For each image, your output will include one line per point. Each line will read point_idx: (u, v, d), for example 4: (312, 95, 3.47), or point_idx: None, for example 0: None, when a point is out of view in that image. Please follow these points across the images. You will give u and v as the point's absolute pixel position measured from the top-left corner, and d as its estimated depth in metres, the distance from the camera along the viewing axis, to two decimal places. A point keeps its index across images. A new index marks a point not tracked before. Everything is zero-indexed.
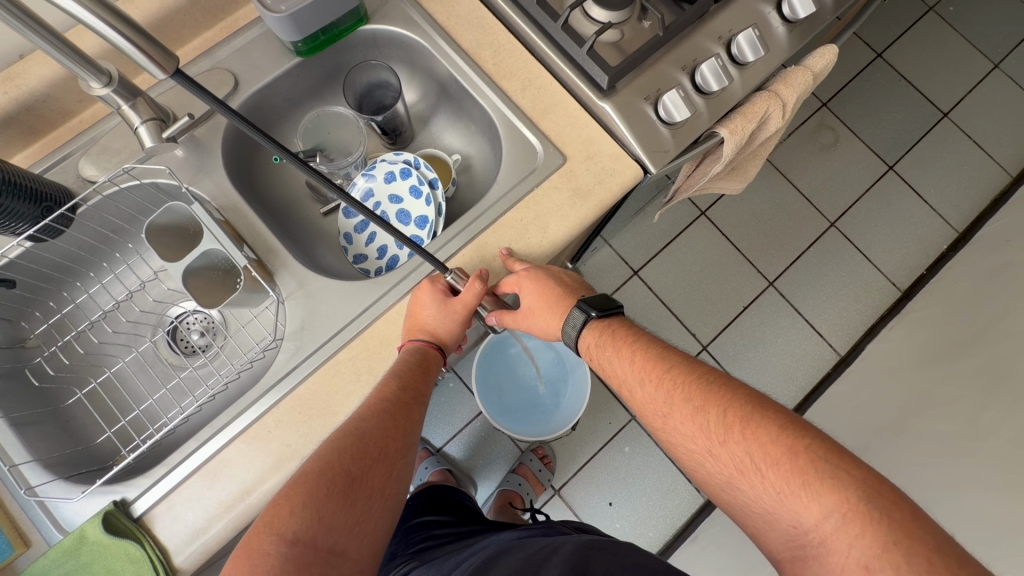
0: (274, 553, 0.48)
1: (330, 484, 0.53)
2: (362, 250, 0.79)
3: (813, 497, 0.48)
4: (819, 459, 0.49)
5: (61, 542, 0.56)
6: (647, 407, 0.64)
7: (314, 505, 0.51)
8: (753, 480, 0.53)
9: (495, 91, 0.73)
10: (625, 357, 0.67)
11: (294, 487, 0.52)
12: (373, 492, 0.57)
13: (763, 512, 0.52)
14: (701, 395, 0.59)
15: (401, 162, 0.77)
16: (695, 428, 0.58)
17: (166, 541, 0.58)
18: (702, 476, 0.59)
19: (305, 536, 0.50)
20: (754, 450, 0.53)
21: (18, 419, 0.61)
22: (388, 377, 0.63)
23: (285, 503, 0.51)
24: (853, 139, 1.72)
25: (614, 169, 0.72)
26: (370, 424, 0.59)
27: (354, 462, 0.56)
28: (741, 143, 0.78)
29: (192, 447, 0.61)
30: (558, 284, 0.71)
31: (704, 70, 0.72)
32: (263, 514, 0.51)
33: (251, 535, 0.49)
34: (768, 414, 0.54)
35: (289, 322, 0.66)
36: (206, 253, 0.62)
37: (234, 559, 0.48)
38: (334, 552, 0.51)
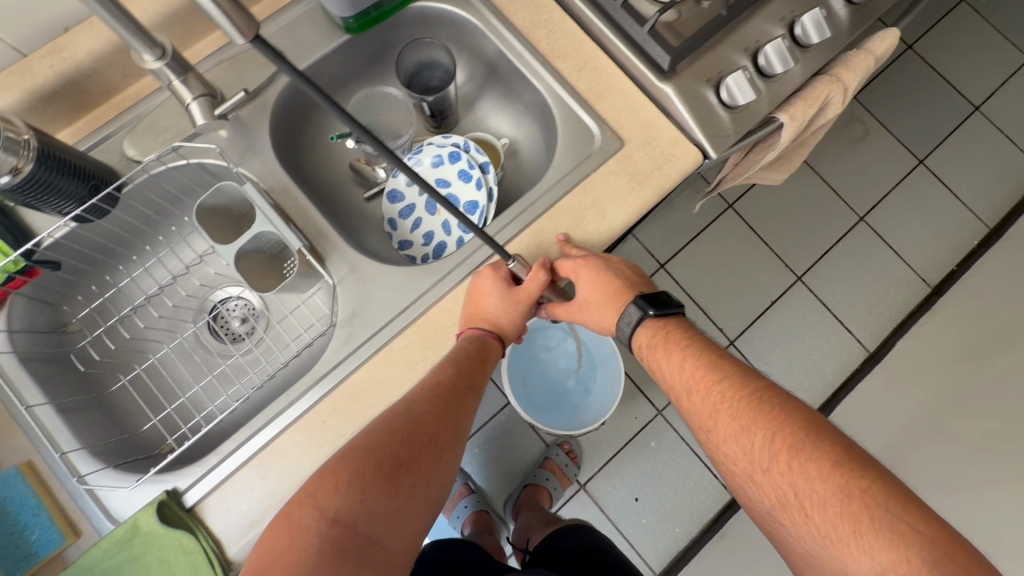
0: (314, 531, 0.46)
1: (377, 468, 0.51)
2: (407, 236, 0.76)
3: (865, 551, 0.44)
4: (876, 509, 0.45)
5: (114, 532, 0.54)
6: (694, 416, 0.62)
7: (359, 486, 0.49)
8: (797, 517, 0.50)
9: (550, 72, 0.71)
10: (675, 361, 0.64)
11: (342, 463, 0.50)
12: (418, 481, 0.54)
13: (806, 550, 0.50)
14: (749, 414, 0.56)
15: (450, 146, 0.75)
16: (739, 449, 0.56)
17: (219, 532, 0.57)
18: (747, 499, 0.57)
19: (346, 518, 0.47)
20: (801, 486, 0.49)
21: (64, 405, 0.59)
22: (443, 363, 0.61)
23: (330, 479, 0.49)
24: (883, 132, 1.69)
25: (672, 154, 0.69)
26: (422, 407, 0.57)
27: (401, 447, 0.53)
28: (799, 129, 0.75)
29: (245, 436, 0.59)
30: (615, 275, 0.68)
31: (769, 51, 0.69)
32: (306, 487, 0.49)
33: (292, 506, 0.47)
34: (826, 448, 0.50)
35: (342, 308, 0.64)
36: (258, 235, 0.60)
37: (273, 530, 0.46)
38: (371, 540, 0.48)
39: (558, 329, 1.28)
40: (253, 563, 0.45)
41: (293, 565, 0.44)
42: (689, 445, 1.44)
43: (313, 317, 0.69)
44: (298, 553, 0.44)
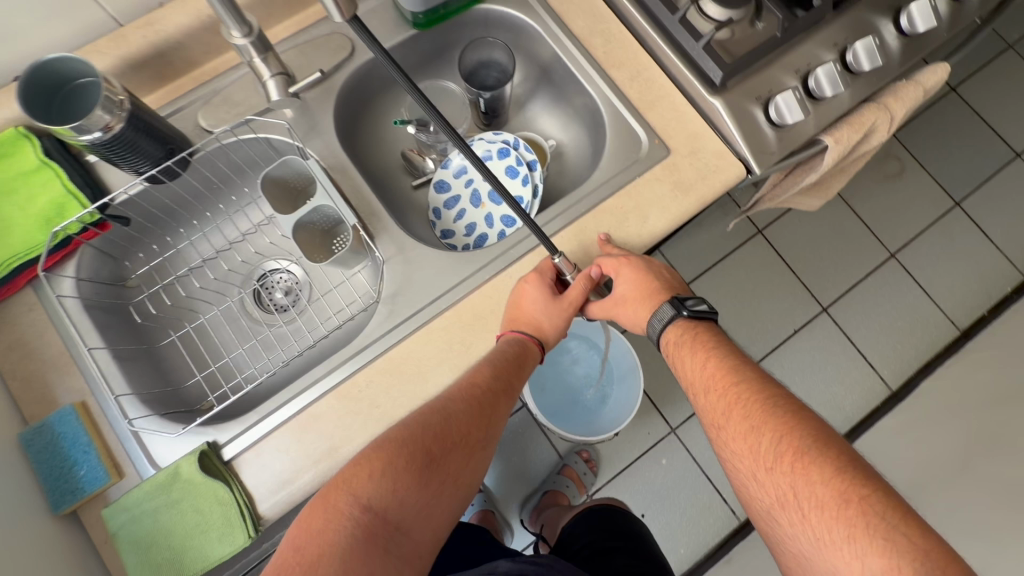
0: (348, 514, 0.48)
1: (412, 460, 0.53)
2: (450, 225, 0.79)
3: (856, 553, 0.46)
4: (872, 514, 0.47)
5: (155, 476, 0.57)
6: (706, 414, 0.64)
7: (392, 476, 0.51)
8: (793, 516, 0.52)
9: (604, 79, 0.74)
10: (698, 361, 0.65)
11: (381, 452, 0.52)
12: (447, 478, 0.56)
13: (797, 548, 0.52)
14: (761, 416, 0.57)
15: (500, 142, 0.77)
16: (747, 447, 0.57)
17: (252, 487, 0.59)
18: (746, 498, 0.59)
19: (379, 505, 0.50)
20: (803, 488, 0.51)
21: (120, 353, 0.62)
22: (482, 362, 0.63)
23: (367, 466, 0.51)
24: (920, 172, 1.68)
25: (717, 166, 0.71)
26: (457, 407, 0.59)
27: (435, 441, 0.56)
28: (843, 153, 0.76)
29: (284, 398, 0.61)
30: (653, 276, 0.69)
31: (820, 74, 0.71)
32: (343, 471, 0.51)
33: (331, 489, 0.50)
34: (832, 456, 0.52)
35: (386, 285, 0.66)
36: (317, 208, 0.63)
37: (310, 510, 0.48)
38: (400, 530, 0.50)
39: (583, 337, 1.29)
40: (290, 537, 0.47)
41: (330, 544, 0.45)
42: (699, 467, 1.43)
43: (356, 294, 0.72)
44: (333, 531, 0.46)
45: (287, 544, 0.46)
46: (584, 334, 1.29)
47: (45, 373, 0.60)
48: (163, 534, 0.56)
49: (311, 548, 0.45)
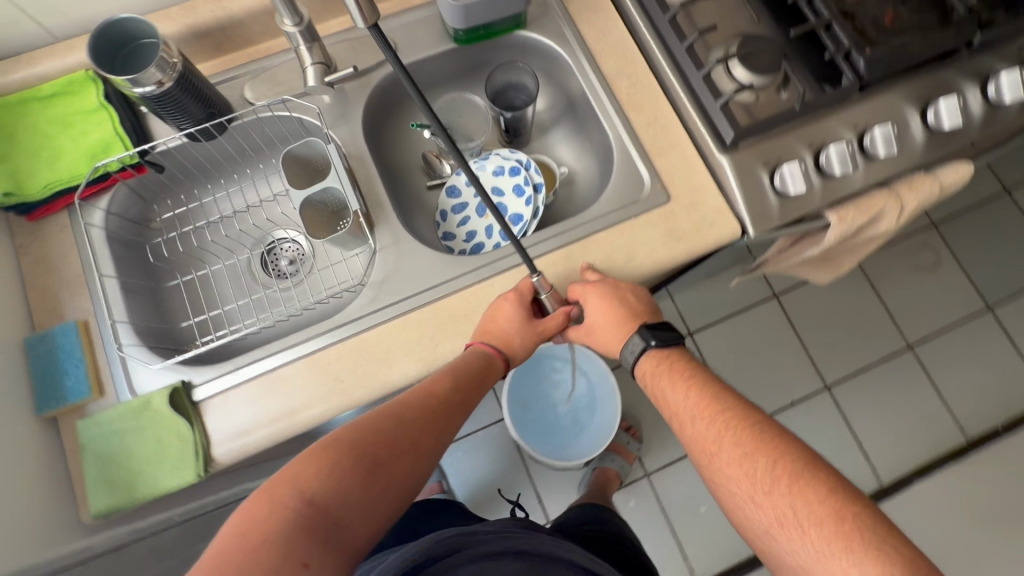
0: (290, 506, 0.48)
1: (358, 463, 0.54)
2: (452, 230, 0.83)
3: (853, 563, 0.47)
4: (864, 528, 0.48)
5: (130, 401, 0.62)
6: (695, 444, 0.64)
7: (337, 473, 0.52)
8: (791, 533, 0.52)
9: (621, 119, 0.77)
10: (680, 391, 0.66)
11: (325, 453, 0.53)
12: (392, 484, 0.56)
13: (798, 563, 0.52)
14: (752, 441, 0.58)
15: (513, 160, 0.82)
16: (741, 472, 0.57)
17: (211, 430, 0.63)
18: (741, 519, 0.59)
19: (321, 499, 0.50)
20: (799, 506, 0.52)
21: (127, 285, 0.68)
22: (442, 374, 0.65)
23: (312, 463, 0.52)
24: (954, 268, 1.63)
25: (713, 221, 0.73)
26: (410, 413, 0.60)
27: (384, 446, 0.56)
28: (847, 233, 0.77)
29: (260, 355, 0.66)
30: (628, 308, 0.69)
31: (832, 151, 0.73)
32: (288, 469, 0.52)
33: (276, 483, 0.50)
34: (822, 476, 0.53)
35: (375, 271, 0.70)
36: (325, 189, 0.68)
37: (251, 502, 0.48)
38: (339, 524, 0.49)
39: (559, 361, 1.31)
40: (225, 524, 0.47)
41: (268, 530, 0.45)
42: (666, 517, 1.41)
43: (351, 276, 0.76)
44: (274, 519, 0.46)
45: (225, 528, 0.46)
46: (561, 358, 1.31)
47: (58, 290, 0.66)
48: (125, 455, 0.61)
49: (248, 533, 0.45)
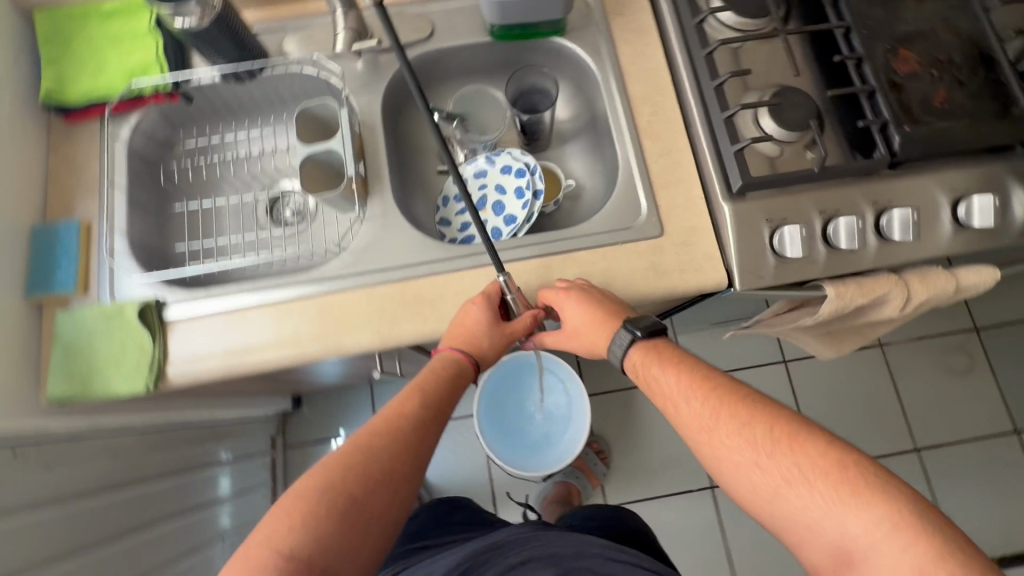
0: (271, 567, 0.49)
1: (332, 508, 0.53)
2: (449, 217, 0.84)
3: (863, 505, 0.46)
4: (867, 472, 0.48)
5: (107, 304, 0.67)
6: (686, 425, 0.58)
7: (312, 523, 0.51)
8: (800, 491, 0.49)
9: (635, 143, 0.76)
10: (672, 374, 0.60)
11: (297, 504, 0.53)
12: (374, 518, 0.55)
13: (804, 520, 0.49)
14: (747, 408, 0.54)
15: (522, 162, 0.83)
16: (742, 443, 0.53)
17: (171, 350, 0.66)
18: (742, 495, 0.54)
19: (302, 552, 0.50)
20: (803, 462, 0.50)
21: (134, 199, 0.73)
22: (412, 395, 0.64)
23: (286, 519, 0.52)
24: (988, 380, 1.51)
25: (701, 266, 0.71)
26: (380, 444, 0.58)
27: (359, 484, 0.55)
28: (842, 310, 0.73)
29: (233, 291, 0.69)
30: (606, 309, 0.65)
31: (840, 223, 0.69)
32: (263, 526, 0.52)
33: (254, 545, 0.50)
34: (814, 430, 0.52)
35: (359, 239, 0.72)
36: (328, 150, 0.71)
37: (234, 568, 0.50)
38: (326, 571, 0.50)
39: (526, 371, 1.31)
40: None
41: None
42: None
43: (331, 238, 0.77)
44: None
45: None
46: (527, 367, 1.30)
47: (75, 189, 0.72)
48: (89, 352, 0.65)
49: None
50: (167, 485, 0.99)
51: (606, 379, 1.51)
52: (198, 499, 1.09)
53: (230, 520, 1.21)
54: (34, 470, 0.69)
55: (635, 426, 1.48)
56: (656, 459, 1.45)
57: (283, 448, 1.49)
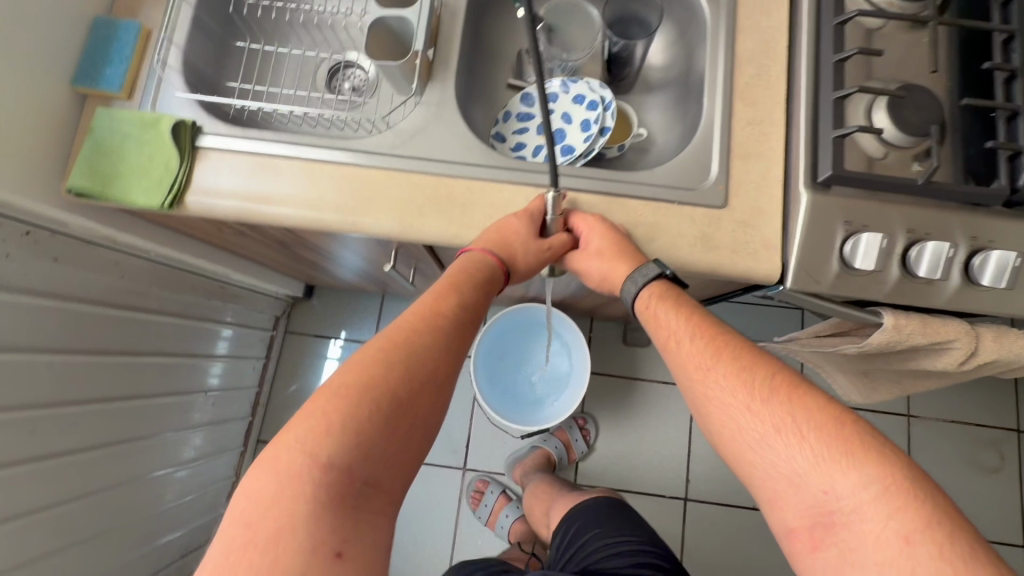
0: (305, 478, 0.43)
1: (374, 412, 0.47)
2: (505, 133, 0.80)
3: (855, 465, 0.45)
4: (864, 434, 0.47)
5: (145, 113, 0.65)
6: (681, 364, 0.57)
7: (351, 432, 0.45)
8: (790, 441, 0.48)
9: (726, 101, 0.69)
10: (680, 317, 0.59)
11: (332, 405, 0.46)
12: (416, 424, 0.49)
13: (788, 474, 0.48)
14: (749, 355, 0.54)
15: (597, 95, 0.76)
16: (738, 385, 0.52)
17: (195, 177, 0.65)
18: (725, 442, 0.53)
19: (338, 463, 0.44)
20: (800, 413, 0.49)
21: (200, 18, 0.72)
22: (448, 293, 0.58)
23: (320, 426, 0.45)
24: (1016, 489, 1.39)
25: (755, 250, 0.64)
26: (424, 350, 0.52)
27: (403, 385, 0.49)
28: (893, 344, 0.66)
29: (268, 137, 0.67)
30: (627, 241, 0.63)
31: (927, 248, 0.61)
32: (291, 431, 0.45)
33: (283, 453, 0.44)
34: (811, 386, 0.52)
35: (408, 121, 0.69)
36: (401, 19, 0.67)
37: (255, 475, 0.44)
38: (365, 485, 0.45)
39: (531, 329, 1.28)
40: (236, 511, 0.42)
41: (290, 512, 0.42)
42: None
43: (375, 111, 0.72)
44: (292, 500, 0.42)
45: (242, 523, 0.42)
46: (533, 324, 1.27)
47: None
48: (116, 156, 0.64)
49: (262, 529, 0.41)
50: (167, 322, 1.01)
51: (612, 362, 1.46)
52: (195, 348, 1.12)
53: (218, 379, 1.25)
54: (40, 257, 0.70)
55: (627, 416, 1.43)
56: (638, 455, 1.41)
57: (284, 331, 1.52)
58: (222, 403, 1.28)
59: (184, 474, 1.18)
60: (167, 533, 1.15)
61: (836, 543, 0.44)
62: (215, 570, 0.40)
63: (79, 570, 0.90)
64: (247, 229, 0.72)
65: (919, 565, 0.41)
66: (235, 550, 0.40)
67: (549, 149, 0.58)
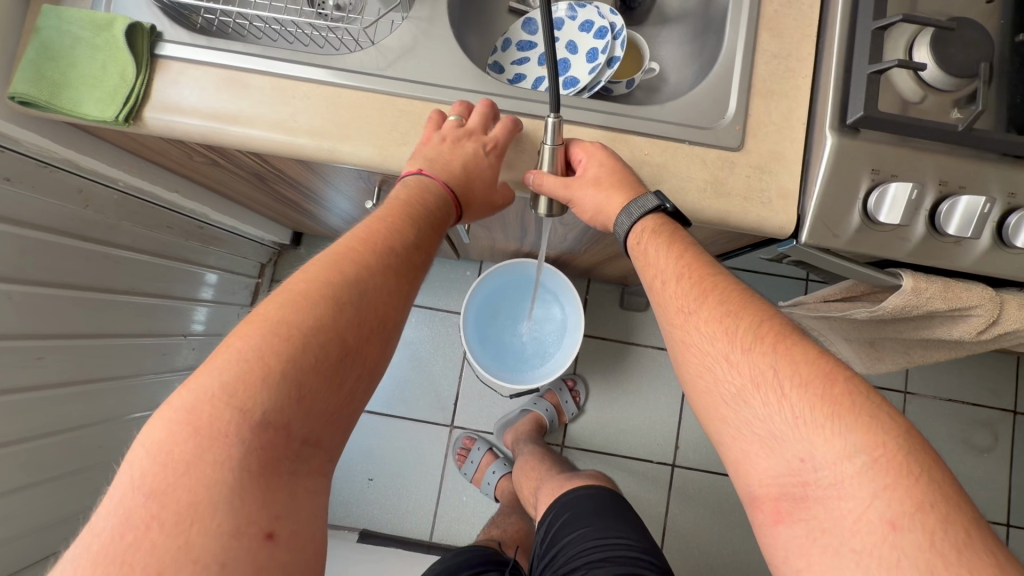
0: (233, 437, 0.37)
1: (320, 356, 0.42)
2: (503, 63, 0.73)
3: (839, 430, 0.40)
4: (857, 396, 0.42)
5: (98, 14, 0.58)
6: (665, 307, 0.53)
7: (293, 381, 0.40)
8: (768, 397, 0.44)
9: (750, 31, 0.62)
10: (669, 255, 0.54)
11: (267, 346, 0.40)
12: (364, 374, 0.46)
13: (763, 434, 0.44)
14: (737, 301, 0.50)
15: (606, 21, 0.69)
16: (720, 332, 0.48)
17: (154, 91, 0.58)
18: (699, 395, 0.50)
19: (273, 419, 0.39)
20: (784, 366, 0.44)
21: None
22: (396, 228, 0.53)
23: (253, 370, 0.39)
24: (1005, 469, 1.38)
25: (771, 199, 0.58)
26: (376, 289, 0.48)
27: (350, 330, 0.45)
28: (909, 309, 0.62)
29: (236, 49, 0.60)
30: (629, 171, 0.57)
31: (961, 202, 0.54)
32: (212, 374, 0.39)
33: (204, 403, 0.38)
34: (806, 339, 0.46)
35: (396, 38, 0.62)
36: None
37: (172, 430, 0.37)
38: (308, 443, 0.41)
39: (523, 288, 1.24)
40: (140, 475, 0.35)
41: (210, 481, 0.36)
42: None
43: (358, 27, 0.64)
44: (213, 467, 0.36)
45: (146, 494, 0.35)
46: (526, 282, 1.23)
47: None
48: (65, 62, 0.57)
49: (174, 500, 0.35)
50: (142, 260, 0.96)
51: (607, 325, 1.43)
52: (175, 291, 1.08)
53: (202, 325, 1.21)
54: None
55: (619, 381, 1.40)
56: (628, 420, 1.39)
57: (270, 279, 1.47)
58: (205, 349, 1.25)
59: None
60: None
61: (806, 520, 0.40)
62: (112, 539, 0.33)
63: (55, 504, 0.88)
64: (216, 155, 0.66)
65: (904, 554, 0.36)
66: (137, 522, 0.34)
67: (548, 84, 0.50)
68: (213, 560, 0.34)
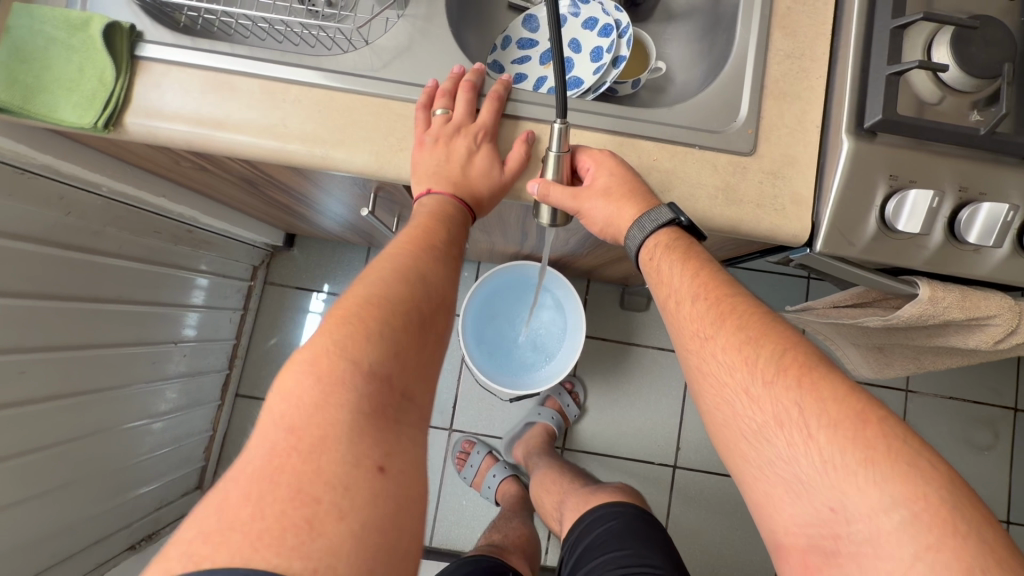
0: (351, 384, 0.38)
1: (406, 322, 0.44)
2: (503, 61, 0.69)
3: (874, 480, 0.38)
4: (893, 439, 0.39)
5: (73, 14, 0.55)
6: (683, 328, 0.52)
7: (394, 337, 0.42)
8: (794, 437, 0.42)
9: (761, 29, 0.59)
10: (686, 271, 0.52)
11: (367, 312, 0.42)
12: (437, 341, 0.48)
13: (788, 478, 0.42)
14: (758, 324, 0.47)
15: (611, 18, 0.66)
16: (740, 361, 0.46)
17: (136, 95, 0.55)
18: (721, 424, 0.48)
19: (383, 371, 0.40)
20: (810, 404, 0.42)
21: None
22: (439, 225, 0.55)
23: (359, 325, 0.41)
24: (1006, 467, 1.38)
25: (784, 206, 0.56)
26: (437, 276, 0.51)
27: (425, 305, 0.47)
28: (925, 318, 0.59)
29: (222, 50, 0.56)
30: (637, 180, 0.54)
31: (981, 211, 0.52)
32: (326, 334, 0.41)
33: (322, 354, 0.39)
34: (834, 372, 0.44)
35: (391, 37, 0.59)
36: None
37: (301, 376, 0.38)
38: (405, 395, 0.42)
39: (523, 289, 1.22)
40: (281, 414, 0.37)
41: (331, 424, 0.36)
42: None
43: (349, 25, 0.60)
44: (336, 408, 0.37)
45: (286, 428, 0.36)
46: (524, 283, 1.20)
47: None
48: (38, 64, 0.54)
49: (304, 437, 0.35)
50: (130, 267, 0.93)
51: (607, 326, 1.41)
52: (165, 297, 1.05)
53: (193, 330, 1.18)
54: None
55: (620, 382, 1.39)
56: (628, 421, 1.37)
57: (263, 282, 1.44)
58: (197, 355, 1.22)
59: (161, 426, 1.13)
60: (141, 486, 1.10)
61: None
62: (252, 473, 0.34)
63: (46, 518, 0.85)
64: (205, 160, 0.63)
65: None
66: (276, 455, 0.35)
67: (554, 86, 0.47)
68: (340, 485, 0.34)
